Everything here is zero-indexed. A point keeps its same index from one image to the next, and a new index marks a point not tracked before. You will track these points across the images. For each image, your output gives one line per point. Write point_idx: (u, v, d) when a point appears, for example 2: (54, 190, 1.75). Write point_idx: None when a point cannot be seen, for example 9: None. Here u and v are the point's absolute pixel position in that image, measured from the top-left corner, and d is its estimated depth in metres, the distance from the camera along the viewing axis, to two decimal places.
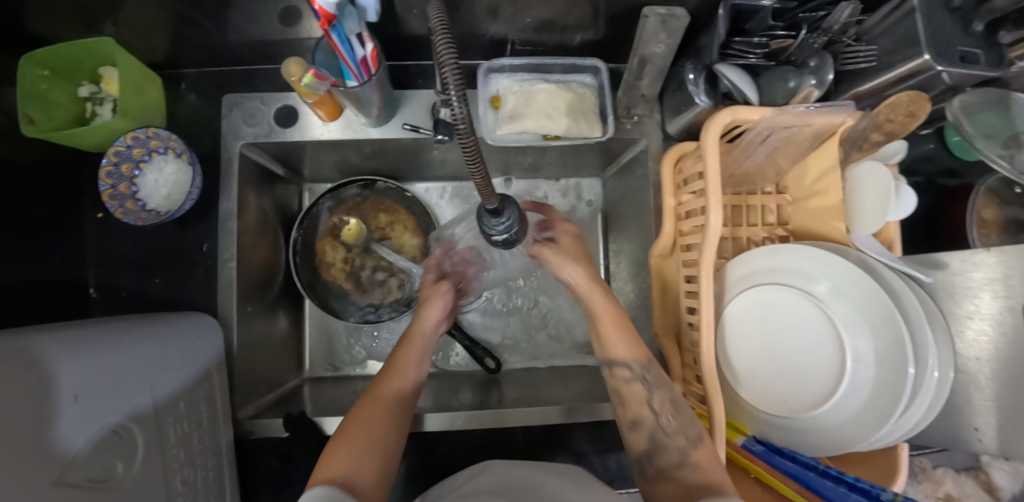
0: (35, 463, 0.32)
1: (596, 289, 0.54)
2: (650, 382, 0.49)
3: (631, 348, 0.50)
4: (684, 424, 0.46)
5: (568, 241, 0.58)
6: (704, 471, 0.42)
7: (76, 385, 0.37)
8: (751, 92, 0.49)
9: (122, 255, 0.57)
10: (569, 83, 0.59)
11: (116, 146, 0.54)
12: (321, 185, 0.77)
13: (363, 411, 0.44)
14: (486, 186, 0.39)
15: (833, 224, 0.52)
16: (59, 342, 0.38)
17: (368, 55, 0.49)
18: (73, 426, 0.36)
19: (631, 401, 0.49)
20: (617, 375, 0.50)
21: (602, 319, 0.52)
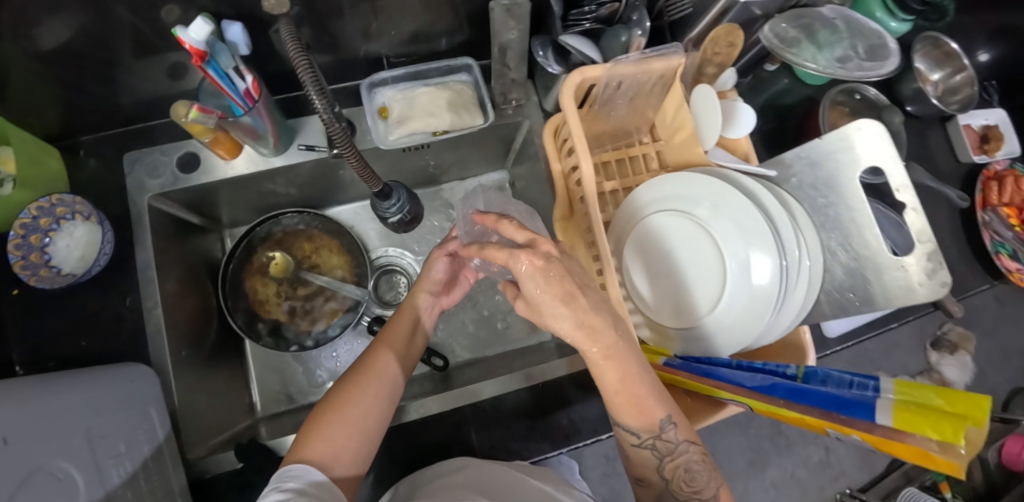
0: None
1: (595, 357, 0.41)
2: (663, 450, 0.43)
3: (645, 414, 0.42)
4: (703, 489, 0.43)
5: (541, 280, 0.39)
6: None
7: (3, 430, 0.37)
8: (594, 53, 0.55)
9: (43, 326, 0.58)
10: (447, 84, 0.65)
11: (21, 218, 0.56)
12: (242, 228, 0.79)
13: (361, 378, 0.51)
14: (365, 167, 0.45)
15: (693, 151, 0.58)
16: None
17: (249, 86, 0.54)
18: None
19: (638, 462, 0.45)
20: (624, 436, 0.45)
21: (606, 380, 0.41)
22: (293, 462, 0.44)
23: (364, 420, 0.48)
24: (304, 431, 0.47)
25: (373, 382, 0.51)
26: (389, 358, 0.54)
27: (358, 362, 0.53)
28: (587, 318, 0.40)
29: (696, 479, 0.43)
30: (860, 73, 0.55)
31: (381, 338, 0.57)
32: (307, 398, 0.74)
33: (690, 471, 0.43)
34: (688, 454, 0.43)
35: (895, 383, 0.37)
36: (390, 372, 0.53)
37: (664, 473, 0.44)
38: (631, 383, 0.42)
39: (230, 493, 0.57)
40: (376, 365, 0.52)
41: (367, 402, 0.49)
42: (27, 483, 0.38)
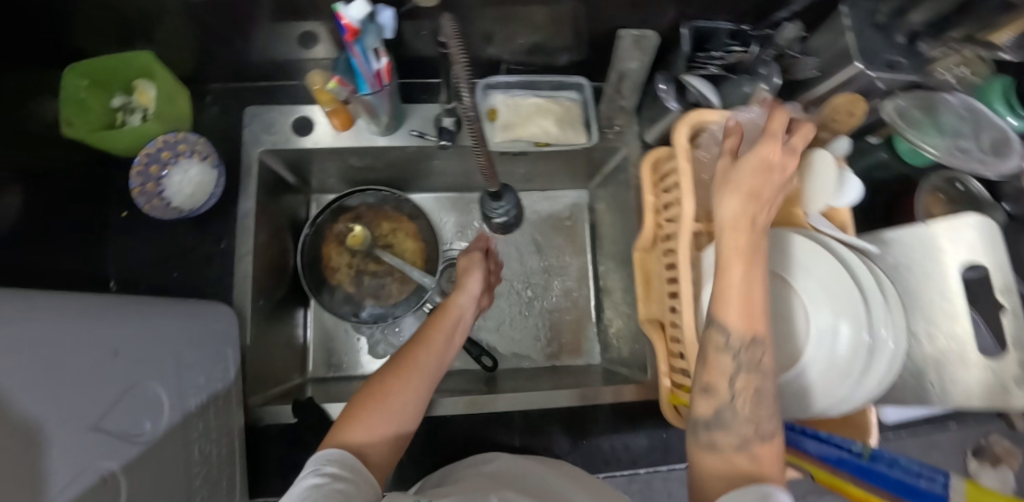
0: (84, 405, 0.35)
1: (739, 237, 0.38)
2: (746, 361, 0.39)
3: (751, 319, 0.38)
4: (760, 413, 0.39)
5: (749, 169, 0.39)
6: (760, 465, 0.38)
7: (113, 342, 0.40)
8: (714, 96, 0.57)
9: (142, 249, 0.61)
10: (557, 99, 0.67)
11: (147, 149, 0.60)
12: (327, 196, 0.82)
13: (405, 368, 0.51)
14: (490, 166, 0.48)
15: (792, 210, 0.58)
16: (101, 306, 0.42)
17: (382, 68, 0.56)
18: (107, 375, 0.38)
19: (710, 368, 0.41)
20: (710, 335, 0.40)
21: (738, 244, 0.38)
22: (331, 447, 0.44)
23: (393, 419, 0.48)
24: (343, 417, 0.47)
25: (413, 376, 0.50)
26: (428, 356, 0.53)
27: (397, 355, 0.53)
28: (749, 213, 0.39)
29: (761, 398, 0.39)
30: (979, 165, 0.55)
31: (426, 332, 0.56)
32: (356, 371, 0.77)
33: (760, 391, 0.40)
34: (758, 378, 0.39)
35: (966, 482, 0.33)
36: (428, 370, 0.52)
37: (733, 382, 0.40)
38: (751, 275, 0.38)
39: (279, 446, 0.59)
40: (416, 356, 0.52)
41: (401, 400, 0.49)
42: (127, 397, 0.40)
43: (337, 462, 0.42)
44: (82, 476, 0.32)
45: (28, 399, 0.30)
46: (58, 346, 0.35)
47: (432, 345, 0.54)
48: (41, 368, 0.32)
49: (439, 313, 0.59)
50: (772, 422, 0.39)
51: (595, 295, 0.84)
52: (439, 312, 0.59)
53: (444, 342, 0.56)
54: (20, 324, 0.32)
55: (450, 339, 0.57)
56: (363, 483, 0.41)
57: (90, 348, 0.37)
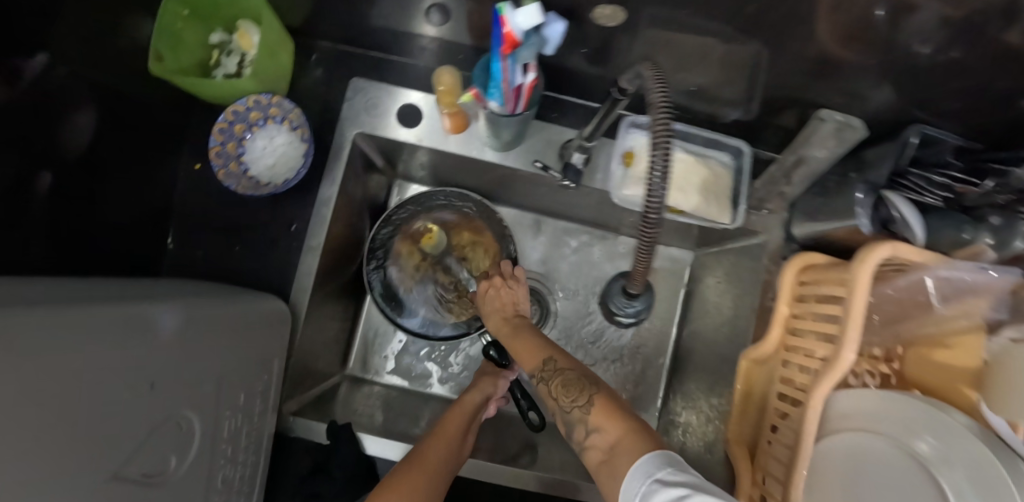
0: (105, 456, 0.30)
1: (506, 328, 0.53)
2: (549, 380, 0.42)
3: (525, 352, 0.47)
4: (573, 389, 0.39)
5: (490, 295, 0.57)
6: (615, 441, 0.35)
7: (153, 373, 0.34)
8: (919, 230, 0.45)
9: (208, 212, 0.55)
10: (707, 159, 0.56)
11: (236, 105, 0.53)
12: (411, 184, 0.72)
13: (421, 463, 0.47)
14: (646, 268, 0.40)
15: (957, 384, 0.46)
16: (158, 313, 0.36)
17: (525, 84, 0.45)
18: (136, 413, 0.33)
19: (543, 397, 0.43)
20: (542, 388, 0.43)
21: (507, 333, 0.52)
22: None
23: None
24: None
25: (427, 473, 0.46)
26: (442, 448, 0.50)
27: (414, 450, 0.49)
28: (508, 290, 0.56)
29: (571, 380, 0.40)
30: None
31: (442, 424, 0.53)
32: (392, 380, 0.70)
33: (569, 380, 0.40)
34: (565, 370, 0.42)
35: None
36: (445, 465, 0.48)
37: (551, 396, 0.41)
38: (523, 334, 0.49)
39: (304, 463, 0.54)
40: (428, 447, 0.49)
41: (415, 492, 0.44)
42: (154, 433, 0.35)
43: None
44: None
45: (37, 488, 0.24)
46: (91, 390, 0.29)
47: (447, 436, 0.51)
48: (62, 432, 0.26)
49: (452, 408, 0.56)
50: (582, 393, 0.39)
51: (667, 371, 0.72)
52: (457, 405, 0.56)
53: (462, 431, 0.53)
54: (59, 370, 0.26)
55: (462, 437, 0.53)
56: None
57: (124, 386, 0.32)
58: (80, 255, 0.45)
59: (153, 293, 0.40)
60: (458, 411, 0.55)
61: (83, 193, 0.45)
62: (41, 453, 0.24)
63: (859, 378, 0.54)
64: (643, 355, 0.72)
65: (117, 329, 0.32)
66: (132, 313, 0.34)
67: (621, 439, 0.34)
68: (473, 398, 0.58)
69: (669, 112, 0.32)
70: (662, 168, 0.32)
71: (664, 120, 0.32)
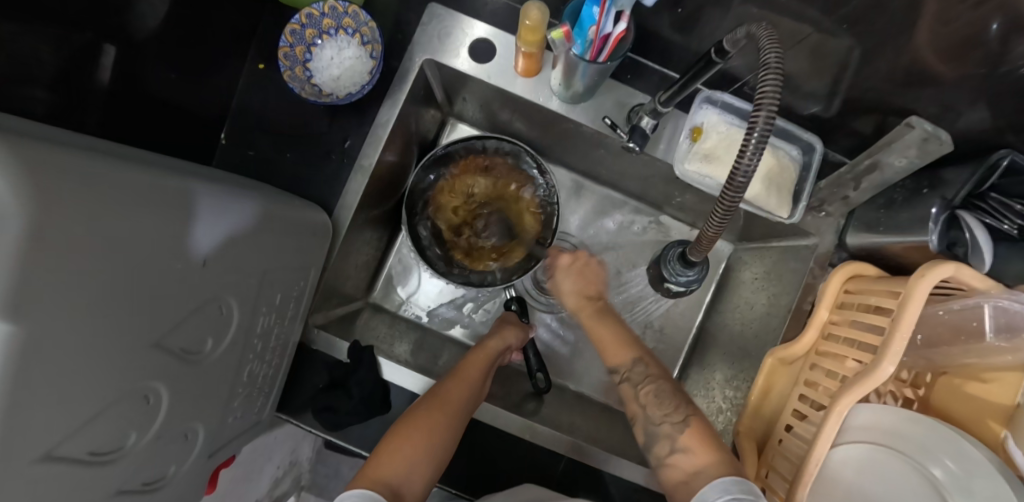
0: (151, 320, 0.31)
1: (587, 310, 0.56)
2: (641, 381, 0.49)
3: (619, 348, 0.52)
4: (670, 411, 0.46)
5: (569, 277, 0.57)
6: (696, 457, 0.42)
7: (206, 250, 0.34)
8: (988, 256, 0.44)
9: (265, 114, 0.55)
10: (776, 150, 0.54)
11: (311, 9, 0.51)
12: (463, 124, 0.71)
13: (446, 402, 0.47)
14: (711, 236, 0.40)
15: (986, 421, 0.46)
16: (215, 193, 0.36)
17: (614, 35, 0.44)
18: (185, 288, 0.33)
19: (627, 400, 0.50)
20: (625, 386, 0.51)
21: (586, 316, 0.56)
22: (359, 486, 0.39)
23: (440, 450, 0.44)
24: (377, 454, 0.43)
25: (448, 413, 0.46)
26: (465, 389, 0.50)
27: (434, 388, 0.50)
28: (587, 270, 0.57)
29: (665, 395, 0.47)
30: None
31: (461, 367, 0.53)
32: (412, 316, 0.71)
33: (660, 392, 0.48)
34: (659, 383, 0.49)
35: None
36: (468, 406, 0.49)
37: (642, 401, 0.48)
38: (608, 325, 0.54)
39: (321, 375, 0.55)
40: (451, 387, 0.49)
41: (438, 436, 0.45)
42: (199, 311, 0.36)
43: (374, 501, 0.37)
44: (113, 405, 0.29)
45: (74, 327, 0.24)
46: (142, 249, 0.28)
47: (470, 380, 0.51)
48: (108, 288, 0.26)
49: (474, 351, 0.56)
50: (676, 415, 0.46)
51: (683, 358, 0.72)
52: (479, 349, 0.56)
53: (481, 377, 0.53)
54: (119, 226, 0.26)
55: (484, 379, 0.54)
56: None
57: (178, 257, 0.32)
58: (130, 122, 0.45)
59: (215, 174, 0.41)
60: (480, 358, 0.55)
61: (139, 59, 0.44)
62: (86, 297, 0.25)
63: (879, 396, 0.54)
64: (662, 337, 0.72)
65: (176, 198, 0.31)
66: (195, 188, 0.34)
67: (709, 466, 0.41)
68: (498, 345, 0.58)
69: (777, 92, 0.29)
70: (756, 147, 0.30)
71: (772, 102, 0.29)
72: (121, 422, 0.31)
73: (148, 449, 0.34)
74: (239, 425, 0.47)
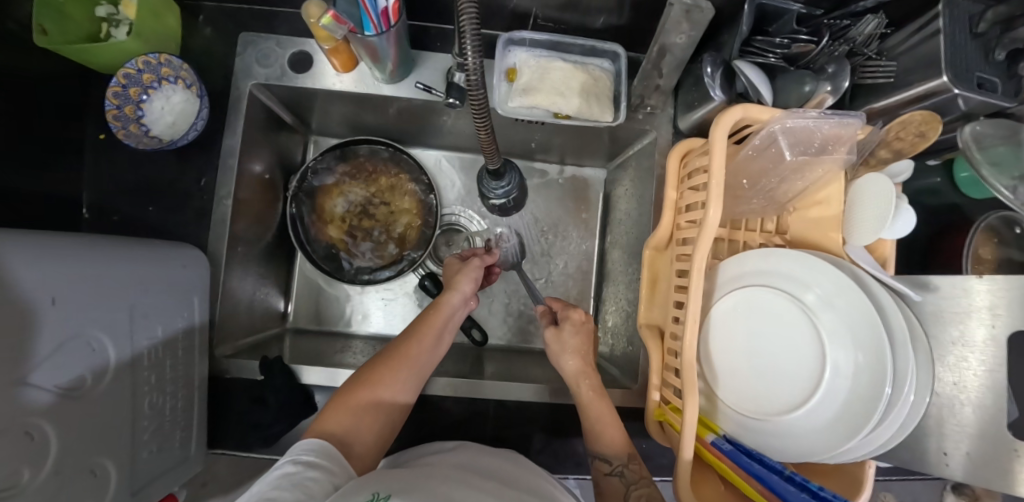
0: (16, 356, 0.34)
1: (590, 383, 0.53)
2: (630, 475, 0.49)
3: (616, 439, 0.51)
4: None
5: (572, 335, 0.55)
6: None
7: (53, 288, 0.37)
8: (766, 92, 0.49)
9: (118, 178, 0.58)
10: (586, 65, 0.58)
11: (126, 69, 0.54)
12: (328, 138, 0.76)
13: (398, 363, 0.50)
14: (491, 143, 0.47)
15: (830, 234, 0.52)
16: (20, 243, 0.35)
17: (388, 6, 0.49)
18: (42, 326, 0.36)
19: (604, 494, 0.49)
20: (599, 466, 0.51)
21: (590, 409, 0.52)
22: (310, 436, 0.42)
23: (380, 408, 0.47)
24: (331, 407, 0.46)
25: (402, 369, 0.50)
26: (421, 350, 0.52)
27: (385, 350, 0.52)
28: (583, 332, 0.55)
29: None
30: None
31: (417, 324, 0.55)
32: (335, 327, 0.74)
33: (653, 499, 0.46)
34: (644, 487, 0.48)
35: None
36: (419, 363, 0.52)
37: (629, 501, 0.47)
38: (603, 410, 0.52)
39: (241, 399, 0.57)
40: (413, 347, 0.52)
41: (382, 392, 0.48)
42: (65, 348, 0.38)
43: (322, 451, 0.40)
44: None
45: None
46: None
47: (424, 338, 0.52)
48: None
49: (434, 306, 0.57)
50: None
51: (595, 283, 0.77)
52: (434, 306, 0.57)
53: (439, 334, 0.55)
54: None
55: (440, 338, 0.55)
56: (341, 474, 0.39)
57: (21, 301, 0.34)
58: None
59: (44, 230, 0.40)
60: (438, 318, 0.56)
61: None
62: None
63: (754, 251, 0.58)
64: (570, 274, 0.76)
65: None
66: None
67: None
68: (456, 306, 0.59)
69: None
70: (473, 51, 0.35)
71: (472, 24, 0.34)
72: (9, 457, 0.33)
73: (46, 484, 0.36)
74: (158, 461, 0.48)
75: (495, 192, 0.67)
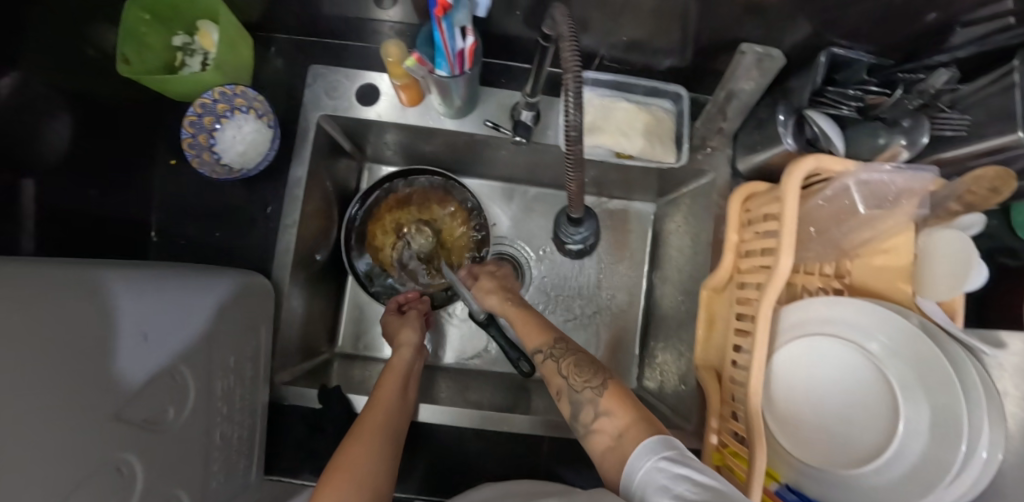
0: (107, 393, 0.34)
1: (513, 303, 0.58)
2: (557, 352, 0.49)
3: (536, 328, 0.53)
4: (591, 378, 0.46)
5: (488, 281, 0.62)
6: (620, 418, 0.42)
7: (144, 324, 0.39)
8: (838, 143, 0.49)
9: (186, 203, 0.59)
10: (649, 106, 0.59)
11: (202, 99, 0.56)
12: (381, 166, 0.77)
13: (368, 420, 0.46)
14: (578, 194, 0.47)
15: (897, 285, 0.52)
16: (125, 276, 0.40)
17: (466, 48, 0.48)
18: (131, 361, 0.37)
19: (551, 377, 0.49)
20: (544, 365, 0.50)
21: (521, 318, 0.56)
22: None
23: (374, 477, 0.40)
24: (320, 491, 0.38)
25: (377, 430, 0.45)
26: (383, 407, 0.49)
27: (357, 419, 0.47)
28: (497, 276, 0.63)
29: (584, 365, 0.47)
30: None
31: (374, 390, 0.52)
32: (382, 354, 0.74)
33: (580, 363, 0.47)
34: (575, 356, 0.48)
35: None
36: (393, 419, 0.48)
37: (562, 373, 0.47)
38: (528, 311, 0.57)
39: (299, 427, 0.58)
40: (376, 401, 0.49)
41: (372, 455, 0.42)
42: (153, 384, 0.39)
43: None
44: (89, 479, 0.32)
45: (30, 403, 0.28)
46: (74, 337, 0.32)
47: (388, 388, 0.51)
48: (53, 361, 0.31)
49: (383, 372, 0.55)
50: (598, 380, 0.46)
51: (643, 317, 0.77)
52: (388, 368, 0.55)
53: (400, 387, 0.53)
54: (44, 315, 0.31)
55: (403, 392, 0.53)
56: None
57: (109, 331, 0.36)
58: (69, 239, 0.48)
59: (141, 268, 0.43)
60: (394, 371, 0.55)
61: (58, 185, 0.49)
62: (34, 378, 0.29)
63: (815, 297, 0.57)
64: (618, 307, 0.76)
65: (85, 287, 0.35)
66: (106, 280, 0.38)
67: (628, 423, 0.41)
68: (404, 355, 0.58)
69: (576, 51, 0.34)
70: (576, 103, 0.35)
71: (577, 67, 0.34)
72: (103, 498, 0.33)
73: None
74: (228, 490, 0.48)
75: (573, 239, 0.67)
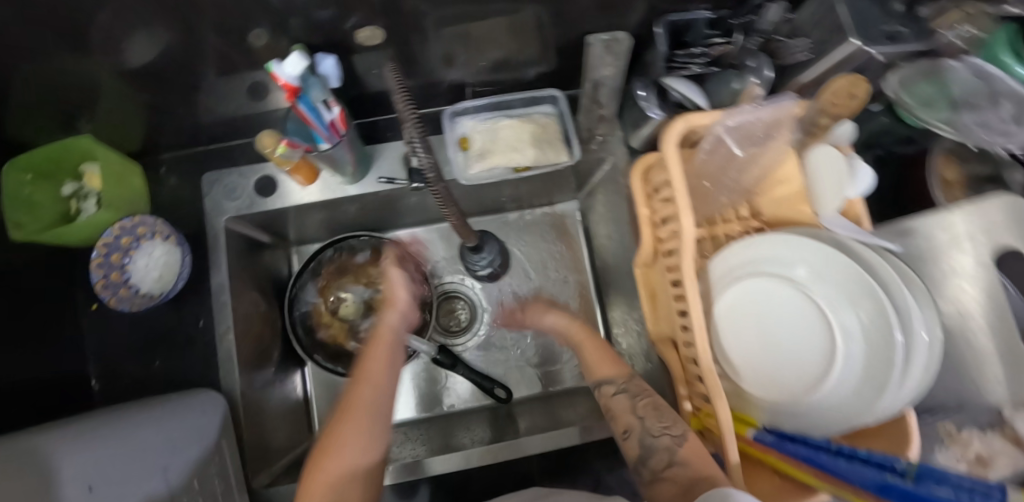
0: None
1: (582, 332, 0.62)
2: (635, 391, 0.51)
3: (615, 366, 0.55)
4: (670, 423, 0.47)
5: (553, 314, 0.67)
6: (693, 467, 0.42)
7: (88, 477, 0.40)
8: (700, 99, 0.52)
9: (118, 343, 0.59)
10: (531, 116, 0.63)
11: (104, 238, 0.57)
12: (309, 246, 0.78)
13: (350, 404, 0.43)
14: (466, 228, 0.52)
15: (801, 209, 0.54)
16: (70, 442, 0.43)
17: (335, 119, 0.51)
18: None
19: (619, 414, 0.50)
20: (604, 391, 0.53)
21: (588, 348, 0.59)
22: None
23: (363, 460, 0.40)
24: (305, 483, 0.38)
25: (354, 414, 0.42)
26: (369, 389, 0.45)
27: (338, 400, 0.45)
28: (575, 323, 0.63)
29: (662, 409, 0.48)
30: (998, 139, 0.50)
31: (360, 370, 0.47)
32: None
33: (659, 407, 0.49)
34: (649, 398, 0.50)
35: None
36: (380, 395, 0.45)
37: (637, 412, 0.49)
38: (597, 345, 0.59)
39: None
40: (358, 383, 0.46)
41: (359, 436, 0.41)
42: None
43: None
44: None
45: None
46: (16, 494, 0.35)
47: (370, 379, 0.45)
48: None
49: (372, 342, 0.51)
50: (676, 427, 0.46)
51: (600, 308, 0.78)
52: (374, 339, 0.51)
53: (390, 352, 0.50)
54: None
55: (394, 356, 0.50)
56: None
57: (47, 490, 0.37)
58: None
59: (77, 430, 0.46)
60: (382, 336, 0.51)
61: None
62: None
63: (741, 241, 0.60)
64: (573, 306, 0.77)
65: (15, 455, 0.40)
66: (48, 448, 0.41)
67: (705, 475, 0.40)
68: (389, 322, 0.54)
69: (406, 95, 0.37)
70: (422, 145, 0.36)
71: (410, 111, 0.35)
72: None
73: None
74: None
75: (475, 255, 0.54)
